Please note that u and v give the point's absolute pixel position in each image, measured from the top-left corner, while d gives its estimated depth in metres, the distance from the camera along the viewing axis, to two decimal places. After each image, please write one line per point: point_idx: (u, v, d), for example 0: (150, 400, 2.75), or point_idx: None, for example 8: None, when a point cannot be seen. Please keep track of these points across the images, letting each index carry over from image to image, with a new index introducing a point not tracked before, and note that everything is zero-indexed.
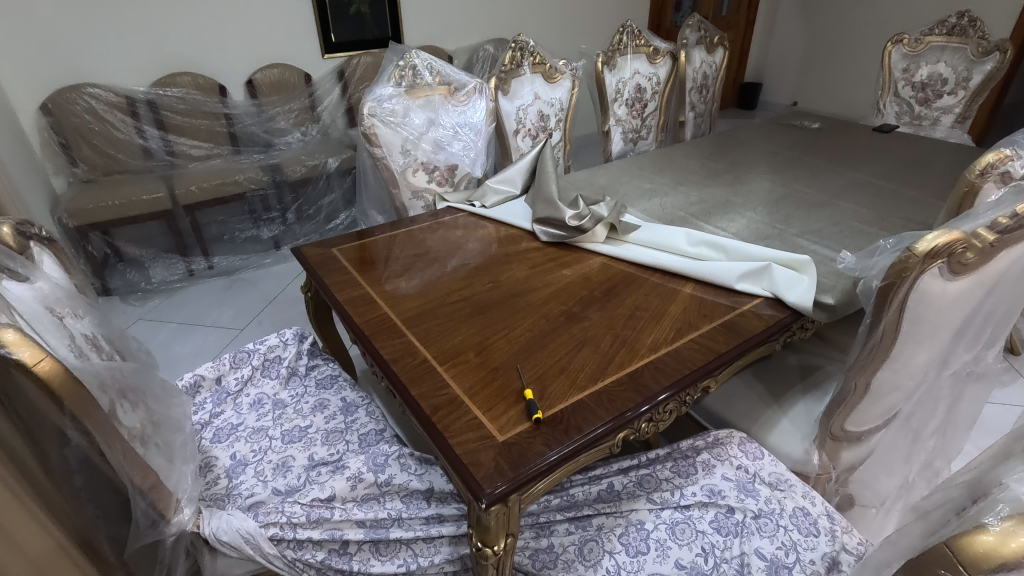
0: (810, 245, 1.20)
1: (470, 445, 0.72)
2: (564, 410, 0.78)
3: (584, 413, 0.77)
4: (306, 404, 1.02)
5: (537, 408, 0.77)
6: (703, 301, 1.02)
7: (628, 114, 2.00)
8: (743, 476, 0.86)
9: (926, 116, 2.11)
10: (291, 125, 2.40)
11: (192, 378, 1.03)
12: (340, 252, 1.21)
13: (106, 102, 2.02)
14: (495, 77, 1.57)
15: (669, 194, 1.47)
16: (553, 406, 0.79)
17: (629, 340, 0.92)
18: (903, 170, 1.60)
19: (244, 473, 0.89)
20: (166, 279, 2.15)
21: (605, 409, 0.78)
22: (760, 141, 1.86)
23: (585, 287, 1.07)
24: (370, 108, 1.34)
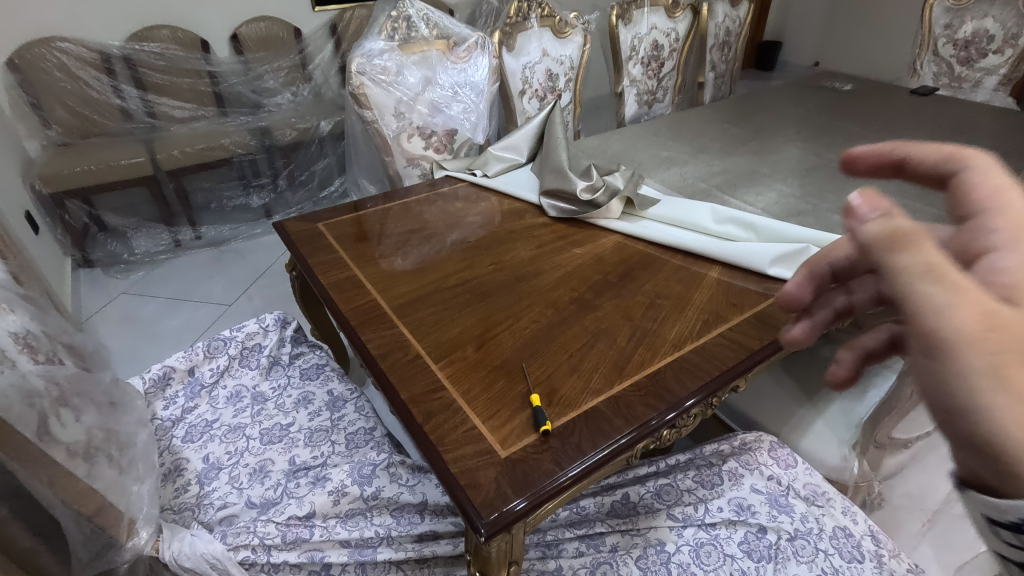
0: (850, 224, 1.08)
1: (465, 465, 0.62)
2: (575, 420, 0.68)
3: (599, 424, 0.67)
4: (288, 398, 0.93)
5: (545, 419, 0.66)
6: (731, 288, 0.90)
7: (644, 74, 1.83)
8: (775, 489, 0.78)
9: (967, 77, 1.94)
10: (281, 85, 2.23)
11: (160, 370, 0.93)
12: (327, 227, 1.09)
13: (79, 58, 1.86)
14: (500, 31, 1.41)
15: (689, 163, 1.33)
16: (563, 413, 0.69)
17: (649, 334, 0.81)
18: (946, 137, 1.45)
19: (217, 478, 0.80)
20: (152, 250, 2.03)
21: (623, 420, 0.68)
22: (787, 105, 1.70)
23: (598, 270, 0.95)
24: (359, 65, 1.20)
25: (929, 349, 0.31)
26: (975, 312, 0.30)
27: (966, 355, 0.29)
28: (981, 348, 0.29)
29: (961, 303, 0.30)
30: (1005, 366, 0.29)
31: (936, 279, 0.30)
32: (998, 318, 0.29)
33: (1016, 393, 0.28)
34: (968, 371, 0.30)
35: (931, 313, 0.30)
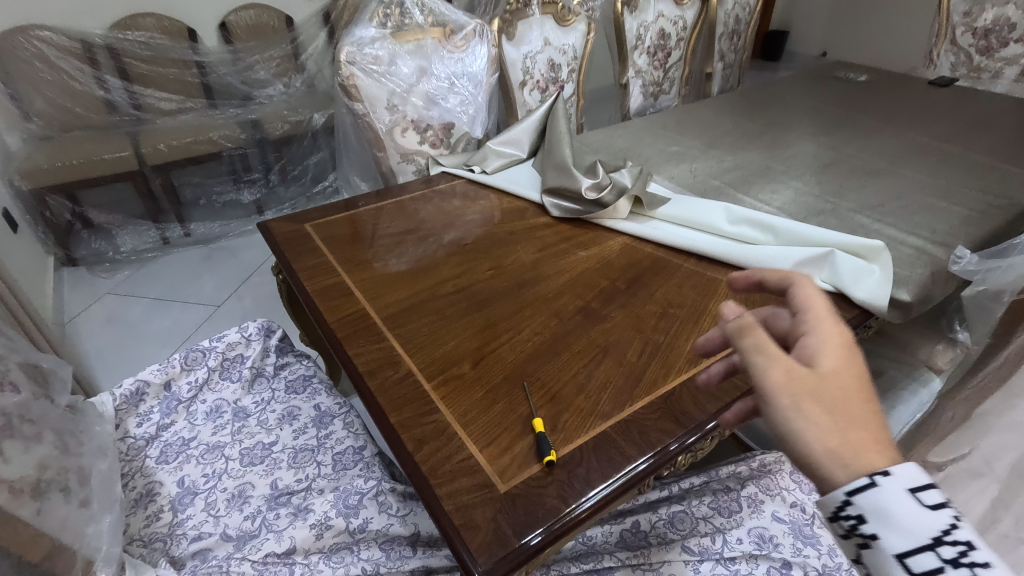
0: (873, 225, 1.01)
1: (460, 501, 0.56)
2: (583, 447, 0.61)
3: (609, 453, 0.61)
4: (271, 414, 0.87)
5: (549, 448, 0.60)
6: (749, 296, 0.84)
7: (650, 64, 1.76)
8: (798, 518, 0.72)
9: (987, 67, 1.86)
10: (272, 76, 2.11)
11: (134, 385, 0.86)
12: (315, 228, 1.02)
13: (59, 47, 1.76)
14: (498, 18, 1.32)
15: (699, 159, 1.26)
16: (569, 439, 0.62)
17: (662, 349, 0.74)
18: (969, 131, 1.38)
19: (192, 505, 0.74)
20: (137, 249, 1.96)
21: (636, 449, 0.61)
22: (800, 97, 1.63)
23: (606, 275, 0.88)
24: (348, 54, 1.12)
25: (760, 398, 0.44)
26: (782, 370, 0.44)
27: (777, 398, 0.44)
28: (786, 394, 0.43)
29: (777, 365, 0.44)
30: (801, 402, 0.43)
31: (758, 350, 0.45)
32: (796, 373, 0.44)
33: (809, 419, 0.43)
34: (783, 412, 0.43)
35: (759, 374, 0.45)
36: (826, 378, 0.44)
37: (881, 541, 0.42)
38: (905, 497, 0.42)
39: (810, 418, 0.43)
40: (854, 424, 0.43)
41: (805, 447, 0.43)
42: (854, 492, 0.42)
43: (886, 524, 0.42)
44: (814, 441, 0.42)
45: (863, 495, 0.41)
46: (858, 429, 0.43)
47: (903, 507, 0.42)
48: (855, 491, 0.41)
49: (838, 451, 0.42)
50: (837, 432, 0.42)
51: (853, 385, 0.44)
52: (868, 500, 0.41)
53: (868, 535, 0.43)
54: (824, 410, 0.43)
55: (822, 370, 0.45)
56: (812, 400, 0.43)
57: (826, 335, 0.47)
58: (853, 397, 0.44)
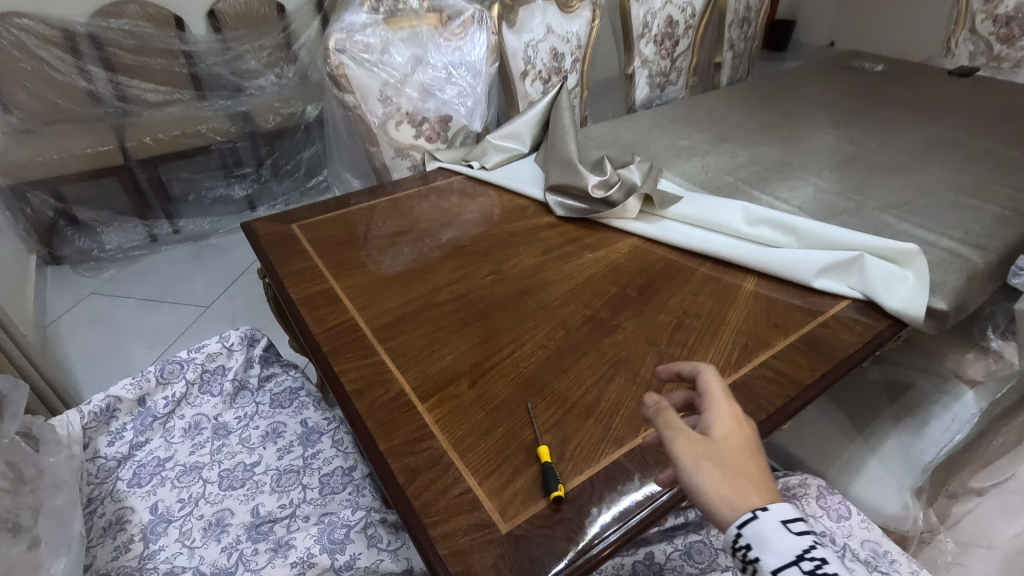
0: (900, 225, 0.94)
1: (456, 543, 0.50)
2: (594, 479, 0.55)
3: (621, 482, 0.55)
4: (254, 431, 0.81)
5: (556, 481, 0.54)
6: (771, 304, 0.77)
7: (656, 53, 1.68)
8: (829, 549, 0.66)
9: (1007, 57, 1.78)
10: (263, 66, 2.00)
11: (104, 401, 0.79)
12: (302, 228, 0.95)
13: (39, 36, 1.67)
14: (498, 3, 1.24)
15: (711, 154, 1.19)
16: (578, 469, 0.56)
17: (678, 364, 0.68)
18: (995, 123, 1.31)
19: (165, 535, 0.68)
20: (124, 246, 1.91)
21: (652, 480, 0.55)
22: (814, 88, 1.55)
23: (615, 281, 0.82)
24: (338, 42, 1.04)
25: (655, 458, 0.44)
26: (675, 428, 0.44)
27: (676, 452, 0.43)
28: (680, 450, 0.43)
29: (673, 428, 0.44)
30: (697, 455, 0.43)
31: (659, 415, 0.46)
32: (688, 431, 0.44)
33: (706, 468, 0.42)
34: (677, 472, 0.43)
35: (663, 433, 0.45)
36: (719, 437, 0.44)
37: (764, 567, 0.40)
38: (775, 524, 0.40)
39: (702, 471, 0.42)
40: (746, 477, 0.42)
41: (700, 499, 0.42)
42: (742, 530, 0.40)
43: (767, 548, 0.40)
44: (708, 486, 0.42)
45: (748, 530, 0.40)
46: (750, 480, 0.42)
47: (783, 537, 0.40)
48: (741, 526, 0.40)
49: (734, 503, 0.41)
50: (729, 485, 0.42)
51: (746, 444, 0.44)
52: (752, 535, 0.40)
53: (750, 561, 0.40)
54: (716, 461, 0.42)
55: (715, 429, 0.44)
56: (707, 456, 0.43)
57: (725, 397, 0.47)
58: (746, 455, 0.44)
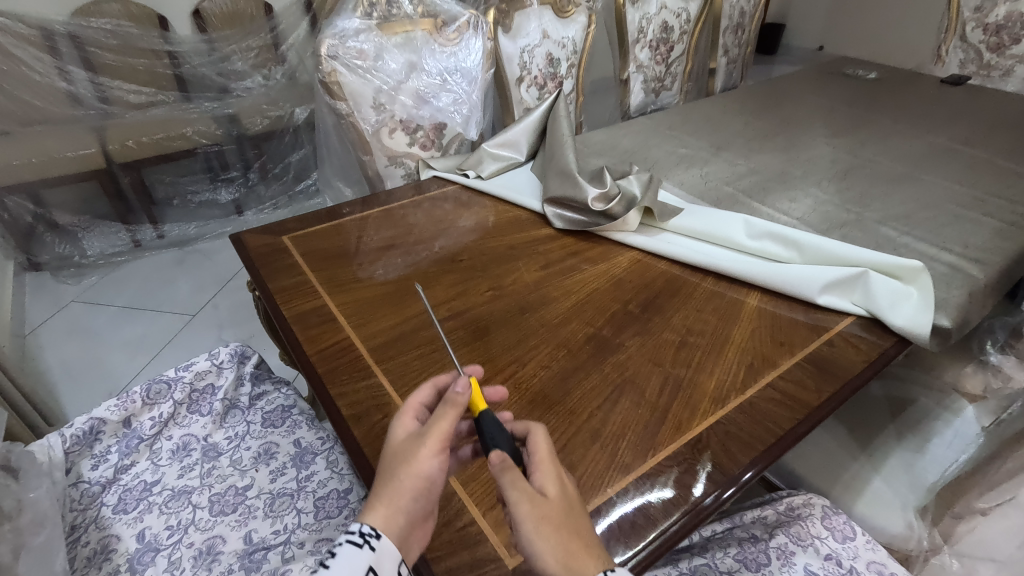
0: (900, 237, 0.94)
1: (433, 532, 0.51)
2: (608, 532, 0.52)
3: (634, 524, 0.53)
4: (245, 452, 0.78)
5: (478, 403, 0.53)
6: (777, 320, 0.76)
7: (651, 59, 1.67)
8: (834, 572, 0.65)
9: (997, 65, 1.79)
10: (250, 68, 1.96)
11: (87, 423, 0.76)
12: (293, 241, 0.93)
13: (16, 35, 1.61)
14: (493, 9, 1.23)
15: (710, 163, 1.18)
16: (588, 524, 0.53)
17: (684, 385, 0.66)
18: (989, 134, 1.32)
19: (154, 563, 0.66)
20: (106, 252, 1.87)
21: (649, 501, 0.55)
22: (810, 95, 1.55)
23: (617, 297, 0.80)
24: (330, 48, 1.01)
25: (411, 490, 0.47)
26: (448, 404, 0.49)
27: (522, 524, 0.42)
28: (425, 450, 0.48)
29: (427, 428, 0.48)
30: (537, 523, 0.42)
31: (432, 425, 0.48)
32: (460, 407, 0.48)
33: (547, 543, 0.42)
34: (435, 470, 0.48)
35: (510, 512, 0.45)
36: (511, 466, 0.44)
37: None
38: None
39: (544, 538, 0.42)
40: (576, 538, 0.43)
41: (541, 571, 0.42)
42: None
43: (338, 559, 0.45)
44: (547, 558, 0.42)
45: None
46: (579, 539, 0.43)
47: (355, 568, 0.45)
48: None
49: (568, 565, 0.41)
50: (563, 549, 0.42)
51: (567, 504, 0.44)
52: None
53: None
54: (554, 530, 0.42)
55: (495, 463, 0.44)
56: (525, 492, 0.43)
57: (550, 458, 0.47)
58: (569, 518, 0.43)
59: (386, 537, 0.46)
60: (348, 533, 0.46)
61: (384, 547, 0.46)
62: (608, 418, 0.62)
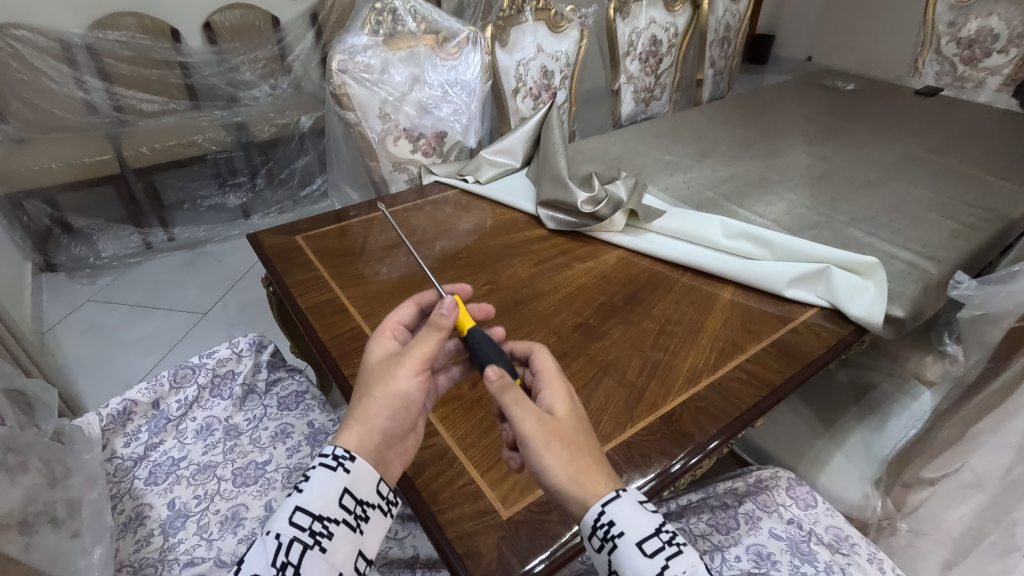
0: (865, 237, 1.02)
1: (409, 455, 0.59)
2: None
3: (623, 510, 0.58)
4: (264, 432, 0.85)
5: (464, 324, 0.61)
6: (748, 311, 0.84)
7: (641, 71, 1.76)
8: (796, 534, 0.72)
9: (970, 77, 1.88)
10: (258, 78, 2.06)
11: (121, 404, 0.83)
12: (305, 240, 1.00)
13: (36, 47, 1.69)
14: (492, 25, 1.31)
15: (694, 169, 1.26)
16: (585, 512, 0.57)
17: (661, 367, 0.74)
18: (956, 143, 1.41)
19: (184, 528, 0.73)
20: (119, 253, 1.94)
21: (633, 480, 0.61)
22: (790, 105, 1.64)
23: (603, 291, 0.88)
24: (340, 63, 1.10)
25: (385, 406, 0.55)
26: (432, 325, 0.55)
27: (534, 443, 0.49)
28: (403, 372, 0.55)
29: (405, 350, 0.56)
30: (548, 441, 0.49)
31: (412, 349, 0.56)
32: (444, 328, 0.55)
33: (556, 456, 0.49)
34: (410, 387, 0.55)
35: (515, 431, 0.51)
36: (511, 385, 0.52)
37: (626, 541, 0.48)
38: (632, 546, 0.48)
39: (553, 453, 0.49)
40: (582, 454, 0.50)
41: (550, 482, 0.49)
42: (606, 505, 0.48)
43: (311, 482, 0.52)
44: (557, 470, 0.49)
45: (610, 506, 0.48)
46: (584, 454, 0.50)
47: (329, 489, 0.52)
48: (605, 503, 0.48)
49: (574, 474, 0.49)
50: (571, 462, 0.49)
51: (572, 425, 0.52)
52: (615, 504, 0.48)
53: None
54: (562, 445, 0.50)
55: (490, 378, 0.52)
56: (531, 410, 0.50)
57: (553, 387, 0.54)
58: (575, 436, 0.51)
59: (358, 458, 0.54)
60: (322, 457, 0.53)
61: (357, 468, 0.53)
62: (592, 396, 0.70)
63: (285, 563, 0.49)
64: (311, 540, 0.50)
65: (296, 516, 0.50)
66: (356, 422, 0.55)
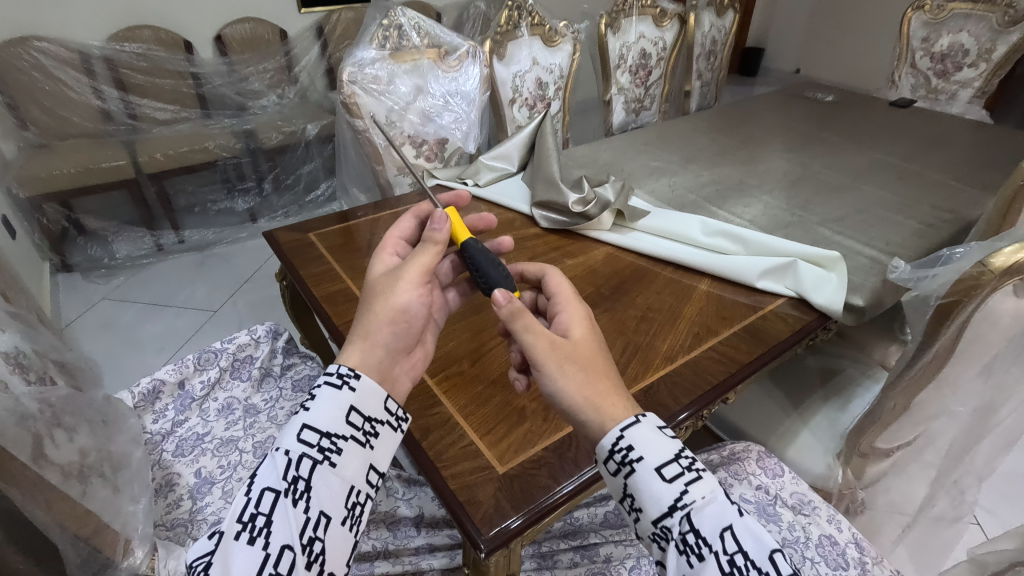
0: (834, 236, 1.10)
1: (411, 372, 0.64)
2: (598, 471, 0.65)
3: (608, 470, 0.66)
4: (280, 410, 0.93)
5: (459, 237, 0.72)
6: (722, 301, 0.92)
7: (631, 82, 1.85)
8: (763, 498, 0.81)
9: (943, 90, 1.99)
10: (265, 88, 2.18)
11: (150, 384, 0.92)
12: (317, 237, 1.08)
13: (57, 58, 1.80)
14: (489, 39, 1.40)
15: (678, 174, 1.35)
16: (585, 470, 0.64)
17: (642, 348, 0.82)
18: (925, 151, 1.50)
19: (210, 493, 0.80)
20: (132, 255, 2.03)
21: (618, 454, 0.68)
22: (772, 115, 1.74)
23: (590, 283, 0.96)
24: (350, 74, 1.18)
25: (385, 319, 0.60)
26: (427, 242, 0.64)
27: (548, 366, 0.56)
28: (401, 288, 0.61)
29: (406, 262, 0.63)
30: (563, 365, 0.56)
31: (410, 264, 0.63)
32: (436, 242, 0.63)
33: (570, 379, 0.56)
34: (409, 299, 0.61)
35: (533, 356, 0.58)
36: (520, 310, 0.57)
37: (645, 464, 0.53)
38: (651, 471, 0.53)
39: (567, 374, 0.56)
40: (596, 376, 0.57)
41: (567, 402, 0.56)
42: (624, 428, 0.54)
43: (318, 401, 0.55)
44: (574, 393, 0.55)
45: (627, 431, 0.53)
46: (596, 375, 0.57)
47: (336, 405, 0.55)
48: (622, 427, 0.54)
49: (588, 395, 0.55)
50: (586, 383, 0.56)
51: (588, 351, 0.58)
52: (631, 429, 0.54)
53: (635, 508, 0.54)
54: (576, 368, 0.56)
55: (501, 303, 0.57)
56: (542, 335, 0.56)
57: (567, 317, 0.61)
58: (589, 359, 0.58)
59: (363, 376, 0.57)
60: (326, 375, 0.56)
61: (362, 386, 0.57)
62: None
63: (295, 477, 0.52)
64: (320, 455, 0.53)
65: (304, 433, 0.53)
66: (358, 339, 0.59)
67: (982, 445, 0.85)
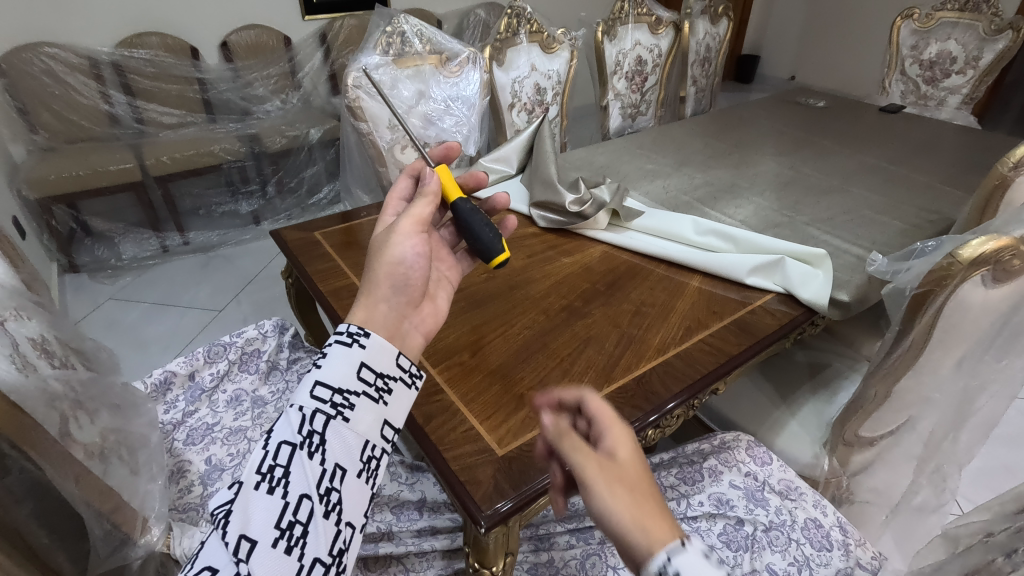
0: (822, 235, 1.14)
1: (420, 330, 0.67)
2: None
3: None
4: (287, 400, 0.96)
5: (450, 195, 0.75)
6: (713, 296, 0.96)
7: (628, 88, 1.90)
8: (752, 484, 0.84)
9: (932, 96, 2.03)
10: (269, 93, 2.23)
11: (162, 375, 0.95)
12: (322, 236, 1.12)
13: (67, 64, 1.84)
14: (489, 46, 1.45)
15: (672, 176, 1.39)
16: None
17: (636, 340, 0.86)
18: (913, 154, 1.54)
19: (220, 479, 0.84)
20: (138, 256, 2.05)
21: None
22: (764, 120, 1.78)
23: (587, 280, 1.00)
24: (354, 79, 1.23)
25: (385, 274, 0.64)
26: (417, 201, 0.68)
27: (592, 483, 0.50)
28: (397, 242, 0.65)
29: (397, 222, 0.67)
30: (610, 485, 0.50)
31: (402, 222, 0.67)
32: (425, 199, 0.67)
33: (618, 499, 0.49)
34: (405, 251, 0.65)
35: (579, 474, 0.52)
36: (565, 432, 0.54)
37: None
38: None
39: (612, 494, 0.49)
40: (646, 501, 0.49)
41: (612, 527, 0.48)
42: (671, 555, 0.45)
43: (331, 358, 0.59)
44: (620, 514, 0.48)
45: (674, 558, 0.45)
46: (644, 496, 0.50)
47: (348, 362, 0.59)
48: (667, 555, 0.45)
49: (635, 520, 0.48)
50: (635, 507, 0.48)
51: (640, 473, 0.52)
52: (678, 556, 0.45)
53: None
54: (624, 488, 0.50)
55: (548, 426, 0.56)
56: (589, 453, 0.52)
57: (615, 429, 0.55)
58: (639, 480, 0.51)
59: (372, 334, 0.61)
60: (338, 335, 0.60)
61: (371, 343, 0.60)
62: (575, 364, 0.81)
63: (310, 431, 0.54)
64: (333, 410, 0.56)
65: (317, 389, 0.56)
66: (363, 297, 0.64)
67: (963, 434, 0.88)
